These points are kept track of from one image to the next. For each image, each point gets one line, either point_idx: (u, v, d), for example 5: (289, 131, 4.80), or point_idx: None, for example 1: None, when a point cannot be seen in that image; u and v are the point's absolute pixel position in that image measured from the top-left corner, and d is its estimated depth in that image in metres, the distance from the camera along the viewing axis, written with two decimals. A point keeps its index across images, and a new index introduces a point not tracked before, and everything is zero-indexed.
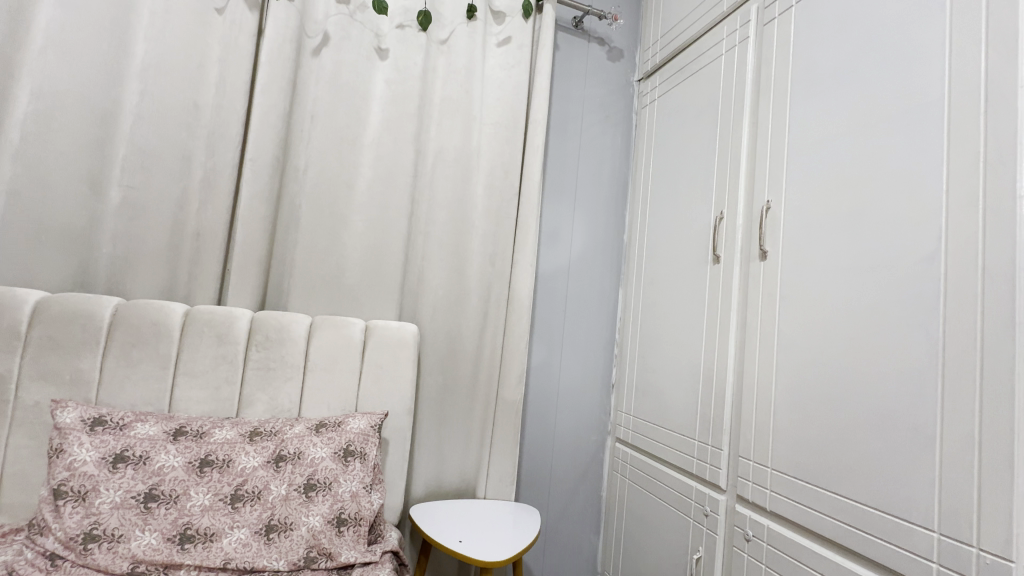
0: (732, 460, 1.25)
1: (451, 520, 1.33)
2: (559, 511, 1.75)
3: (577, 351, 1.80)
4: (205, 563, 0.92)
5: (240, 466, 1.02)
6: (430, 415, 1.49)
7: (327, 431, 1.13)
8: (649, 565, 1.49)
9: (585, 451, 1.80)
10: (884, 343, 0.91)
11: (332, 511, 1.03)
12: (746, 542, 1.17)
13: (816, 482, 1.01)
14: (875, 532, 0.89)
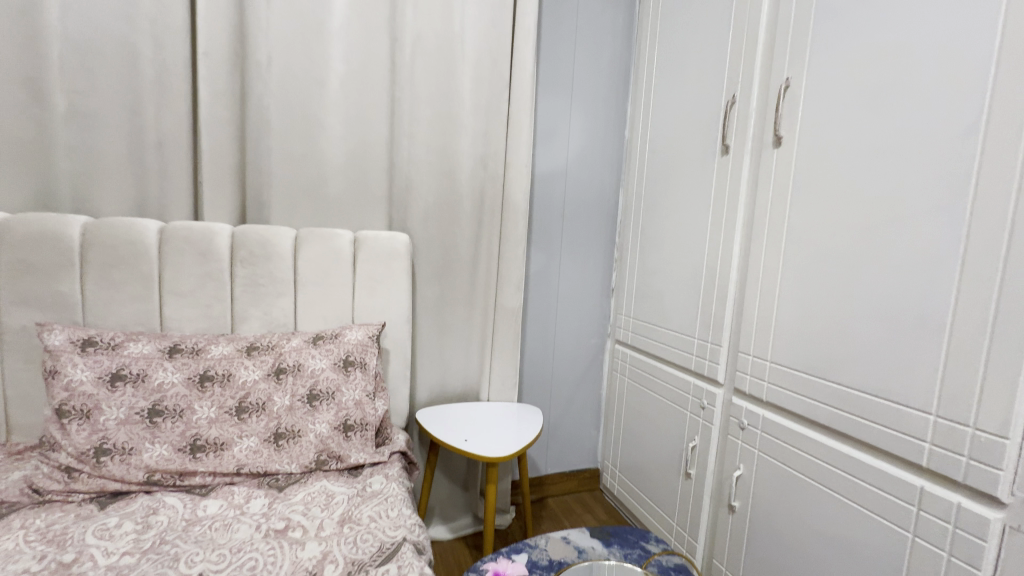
0: (732, 356, 1.26)
1: (456, 421, 1.38)
2: (562, 409, 1.82)
3: (577, 256, 1.76)
4: (219, 470, 0.95)
5: (242, 380, 1.03)
6: (430, 326, 1.48)
7: (324, 343, 1.13)
8: (647, 454, 1.58)
9: (585, 354, 1.83)
10: (900, 230, 0.86)
11: (338, 418, 1.06)
12: (741, 430, 1.21)
13: (813, 372, 1.02)
14: (869, 416, 0.91)
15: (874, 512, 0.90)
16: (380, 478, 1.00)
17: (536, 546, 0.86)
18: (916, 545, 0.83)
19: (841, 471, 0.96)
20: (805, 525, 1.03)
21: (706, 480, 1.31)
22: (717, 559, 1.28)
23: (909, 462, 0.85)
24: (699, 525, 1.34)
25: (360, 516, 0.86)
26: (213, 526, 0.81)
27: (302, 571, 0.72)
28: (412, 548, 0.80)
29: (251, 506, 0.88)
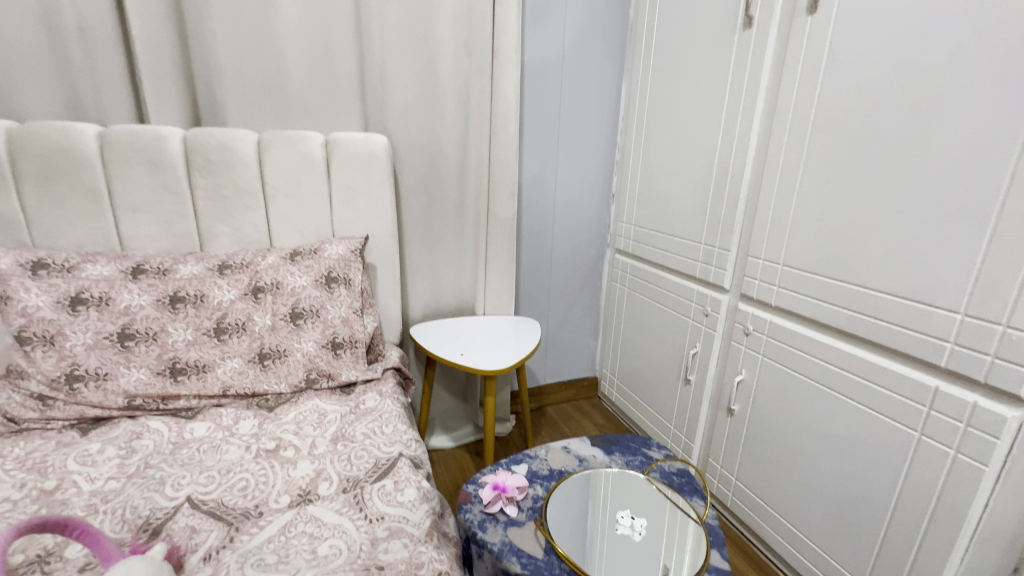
0: (740, 261, 1.19)
1: (451, 336, 1.34)
2: (559, 321, 1.79)
3: (574, 160, 1.62)
4: (204, 392, 0.91)
5: (216, 300, 0.96)
6: (418, 239, 1.38)
7: (303, 258, 1.04)
8: (646, 362, 1.58)
9: (583, 265, 1.76)
10: (952, 107, 0.74)
11: (325, 336, 1.01)
12: (745, 336, 1.17)
13: (830, 273, 0.96)
14: (888, 317, 0.86)
15: (880, 413, 0.88)
16: (374, 394, 0.97)
17: (536, 457, 0.84)
18: (922, 443, 0.82)
19: (849, 373, 0.93)
20: (807, 426, 1.02)
21: (706, 385, 1.31)
22: (713, 458, 1.31)
23: (925, 362, 0.82)
24: (697, 428, 1.36)
25: (354, 433, 0.84)
26: (202, 448, 0.78)
27: (296, 489, 0.70)
28: (409, 463, 0.77)
29: (241, 426, 0.85)
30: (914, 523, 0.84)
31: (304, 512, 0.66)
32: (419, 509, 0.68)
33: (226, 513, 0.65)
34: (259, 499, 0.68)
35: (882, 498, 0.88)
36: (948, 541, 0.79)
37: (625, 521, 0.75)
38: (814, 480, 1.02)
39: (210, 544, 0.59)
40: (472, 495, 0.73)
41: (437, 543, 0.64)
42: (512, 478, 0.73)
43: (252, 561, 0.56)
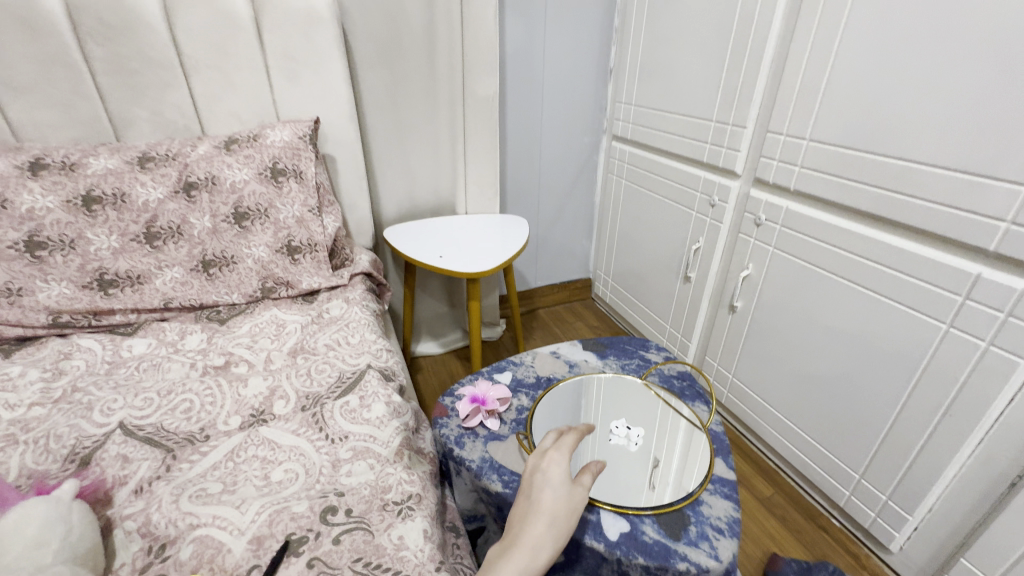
0: (757, 140, 1.03)
1: (429, 237, 1.21)
2: (550, 220, 1.66)
3: (567, 25, 1.36)
4: (143, 305, 0.79)
5: (141, 200, 0.80)
6: (384, 126, 1.18)
7: (241, 148, 0.87)
8: (642, 260, 1.47)
9: (576, 155, 1.58)
10: None
11: (277, 240, 0.88)
12: (756, 227, 1.05)
13: (866, 147, 0.81)
14: (932, 196, 0.73)
15: (904, 304, 0.79)
16: (339, 302, 0.86)
17: (521, 364, 0.76)
18: (949, 336, 0.74)
19: (874, 262, 0.82)
20: (816, 322, 0.95)
21: (707, 282, 1.21)
22: (710, 356, 1.26)
23: (969, 246, 0.71)
24: (695, 326, 1.29)
25: (315, 345, 0.74)
26: (141, 367, 0.68)
27: (248, 409, 0.62)
28: (378, 375, 0.68)
29: (187, 342, 0.75)
30: (925, 417, 0.79)
31: (255, 434, 0.58)
32: (388, 426, 0.60)
33: (165, 439, 0.56)
34: (204, 422, 0.60)
35: (892, 393, 0.83)
36: (960, 435, 0.75)
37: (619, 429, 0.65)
38: (818, 376, 0.96)
39: (142, 476, 0.51)
40: (449, 408, 0.66)
41: (409, 463, 0.56)
42: (493, 390, 0.66)
43: (190, 492, 0.49)
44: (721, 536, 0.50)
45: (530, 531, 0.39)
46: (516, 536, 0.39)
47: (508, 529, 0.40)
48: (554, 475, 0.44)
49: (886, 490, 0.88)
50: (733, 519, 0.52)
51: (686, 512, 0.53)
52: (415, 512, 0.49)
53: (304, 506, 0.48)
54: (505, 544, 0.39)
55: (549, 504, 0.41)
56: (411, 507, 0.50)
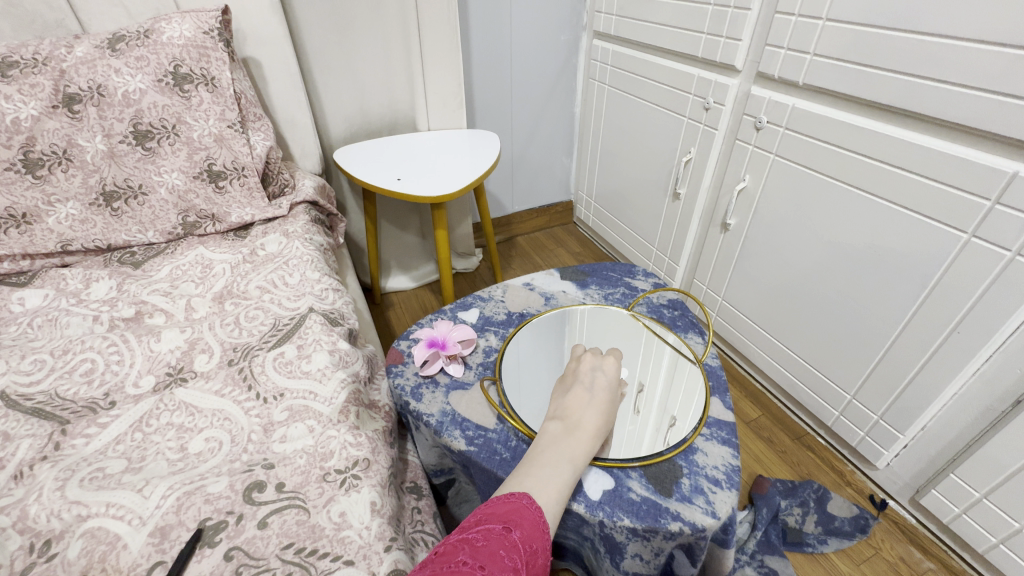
0: (762, 24, 0.87)
1: (386, 159, 1.06)
2: (525, 135, 1.49)
3: None
4: (36, 249, 0.66)
5: (7, 117, 0.63)
6: (320, 21, 0.98)
7: (129, 45, 0.69)
8: (628, 178, 1.35)
9: (552, 58, 1.39)
10: None
11: (194, 164, 0.74)
12: (755, 132, 0.93)
13: (896, 23, 0.67)
14: (969, 81, 0.61)
15: (920, 215, 0.70)
16: (277, 236, 0.74)
17: (490, 299, 0.67)
18: (968, 246, 0.66)
19: (888, 165, 0.72)
20: (819, 237, 0.86)
21: (698, 198, 1.11)
22: (699, 279, 1.19)
23: (1005, 140, 0.61)
24: (683, 248, 1.20)
25: (246, 288, 0.63)
26: (34, 324, 0.57)
27: (163, 367, 0.52)
28: (321, 319, 0.58)
29: (93, 291, 0.63)
30: (930, 335, 0.73)
31: (169, 399, 0.48)
32: (332, 379, 0.51)
33: (60, 410, 0.47)
34: (110, 386, 0.50)
35: (895, 310, 0.77)
36: (967, 353, 0.69)
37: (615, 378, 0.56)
38: (814, 295, 0.90)
39: (23, 458, 0.41)
40: (405, 354, 0.58)
41: (357, 423, 0.48)
42: (455, 331, 0.58)
43: (82, 475, 0.40)
44: (718, 489, 0.45)
45: (595, 422, 0.43)
46: (580, 423, 0.43)
47: (571, 413, 0.44)
48: (613, 376, 0.48)
49: (878, 410, 0.84)
50: (731, 468, 0.47)
51: (679, 463, 0.47)
52: (361, 482, 0.41)
53: (222, 485, 0.39)
54: (568, 427, 0.42)
55: (613, 403, 0.46)
56: (356, 476, 0.42)
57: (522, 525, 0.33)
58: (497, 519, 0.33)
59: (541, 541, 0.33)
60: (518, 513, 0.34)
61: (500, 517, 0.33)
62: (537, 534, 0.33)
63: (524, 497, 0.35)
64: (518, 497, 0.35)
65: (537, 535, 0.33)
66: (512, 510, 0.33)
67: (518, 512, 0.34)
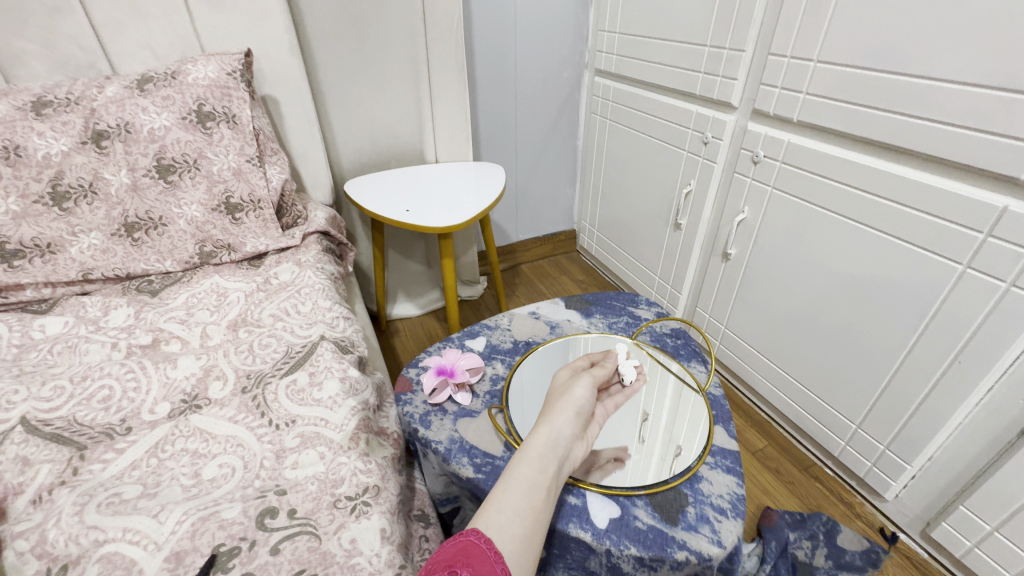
0: (757, 65, 0.91)
1: (395, 191, 1.09)
2: (530, 167, 1.54)
3: None
4: (58, 278, 0.68)
5: (40, 153, 0.67)
6: (336, 61, 1.03)
7: (157, 86, 0.74)
8: (630, 209, 1.38)
9: (556, 93, 1.44)
10: None
11: (213, 197, 0.77)
12: (754, 165, 0.96)
13: (883, 65, 0.71)
14: (956, 119, 0.64)
15: (917, 245, 0.72)
16: (290, 266, 0.76)
17: (496, 327, 0.68)
18: (964, 277, 0.67)
19: (883, 198, 0.75)
20: (820, 268, 0.87)
21: (699, 229, 1.14)
22: (701, 307, 1.20)
23: (995, 175, 0.63)
24: (686, 276, 1.22)
25: (260, 316, 0.65)
26: (54, 351, 0.59)
27: (179, 394, 0.53)
28: (332, 346, 0.60)
29: (112, 319, 0.65)
30: (933, 364, 0.74)
31: (184, 425, 0.49)
32: (343, 407, 0.52)
33: (78, 435, 0.48)
34: (127, 412, 0.51)
35: (897, 339, 0.77)
36: (970, 383, 0.70)
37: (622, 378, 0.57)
38: (816, 323, 0.91)
39: (42, 483, 0.42)
40: (413, 382, 0.59)
41: (366, 449, 0.49)
42: (463, 360, 0.59)
43: (99, 500, 0.41)
44: (723, 518, 0.45)
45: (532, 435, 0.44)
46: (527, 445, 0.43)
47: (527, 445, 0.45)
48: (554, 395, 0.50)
49: (884, 440, 0.84)
50: (736, 497, 0.47)
51: (683, 492, 0.47)
52: (371, 508, 0.42)
53: (235, 511, 0.40)
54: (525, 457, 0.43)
55: (551, 411, 0.46)
56: (366, 503, 0.43)
57: (470, 564, 0.32)
58: (443, 565, 0.32)
59: (495, 570, 0.32)
60: (466, 551, 0.33)
61: (446, 562, 0.32)
62: (489, 566, 0.32)
63: (468, 532, 0.34)
64: (466, 534, 0.34)
65: (490, 567, 0.32)
66: (457, 552, 0.33)
67: (466, 550, 0.33)
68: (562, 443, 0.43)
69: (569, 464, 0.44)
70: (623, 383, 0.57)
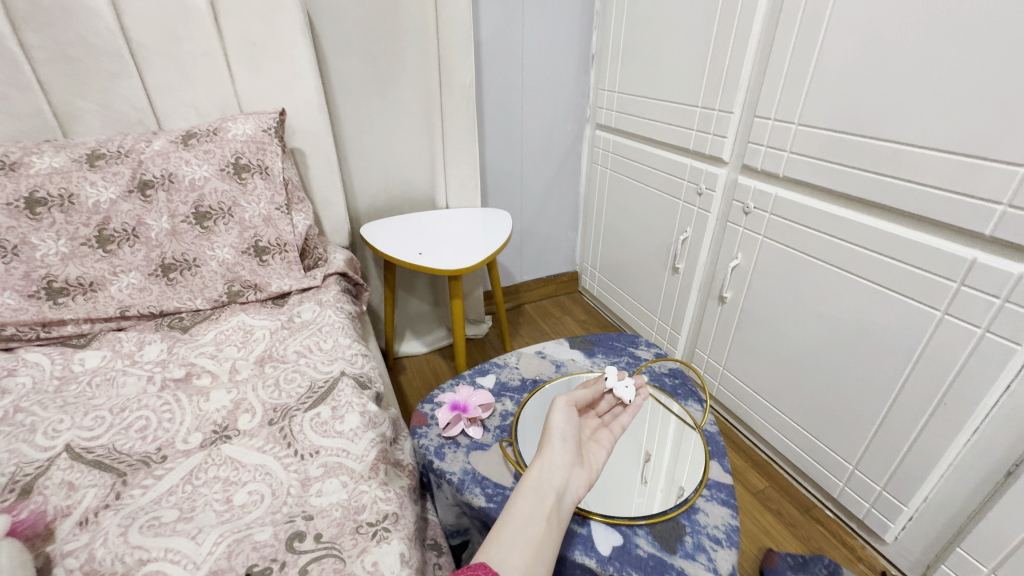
0: (744, 125, 1.00)
1: (408, 235, 1.16)
2: (534, 212, 1.62)
3: (544, 11, 1.32)
4: (98, 314, 0.74)
5: (91, 201, 0.74)
6: (358, 118, 1.13)
7: (200, 141, 0.82)
8: (630, 253, 1.45)
9: (559, 145, 1.54)
10: None
11: (244, 240, 0.83)
12: (744, 215, 1.03)
13: (856, 130, 0.78)
14: (925, 180, 0.71)
15: (899, 292, 0.77)
16: (312, 305, 0.82)
17: (504, 365, 0.72)
18: (943, 324, 0.72)
19: (864, 249, 0.81)
20: (810, 312, 0.92)
21: (695, 273, 1.19)
22: (700, 348, 1.24)
23: (963, 231, 0.69)
24: (684, 318, 1.27)
25: (285, 352, 0.70)
26: (93, 383, 0.63)
27: (210, 425, 0.57)
28: (352, 382, 0.64)
29: (146, 353, 0.69)
30: (921, 406, 0.77)
31: (217, 454, 0.53)
32: (363, 438, 0.56)
33: (117, 462, 0.51)
34: (162, 441, 0.55)
35: (885, 382, 0.81)
36: (956, 425, 0.73)
37: (622, 399, 0.60)
38: (810, 365, 0.94)
39: (88, 505, 0.46)
40: (428, 416, 0.63)
41: (385, 479, 0.52)
42: (475, 396, 0.63)
43: (141, 522, 0.44)
44: (719, 547, 0.48)
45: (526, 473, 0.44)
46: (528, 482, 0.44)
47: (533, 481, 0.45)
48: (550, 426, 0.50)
49: (880, 480, 0.86)
50: (731, 528, 0.50)
51: (682, 522, 0.51)
52: (391, 534, 0.45)
53: (267, 534, 0.43)
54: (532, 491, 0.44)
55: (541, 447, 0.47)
56: (386, 529, 0.46)
57: None
58: None
59: None
60: None
61: None
62: None
63: (475, 567, 0.35)
64: (475, 567, 0.35)
65: None
66: None
67: None
68: (555, 474, 0.44)
69: (570, 493, 0.44)
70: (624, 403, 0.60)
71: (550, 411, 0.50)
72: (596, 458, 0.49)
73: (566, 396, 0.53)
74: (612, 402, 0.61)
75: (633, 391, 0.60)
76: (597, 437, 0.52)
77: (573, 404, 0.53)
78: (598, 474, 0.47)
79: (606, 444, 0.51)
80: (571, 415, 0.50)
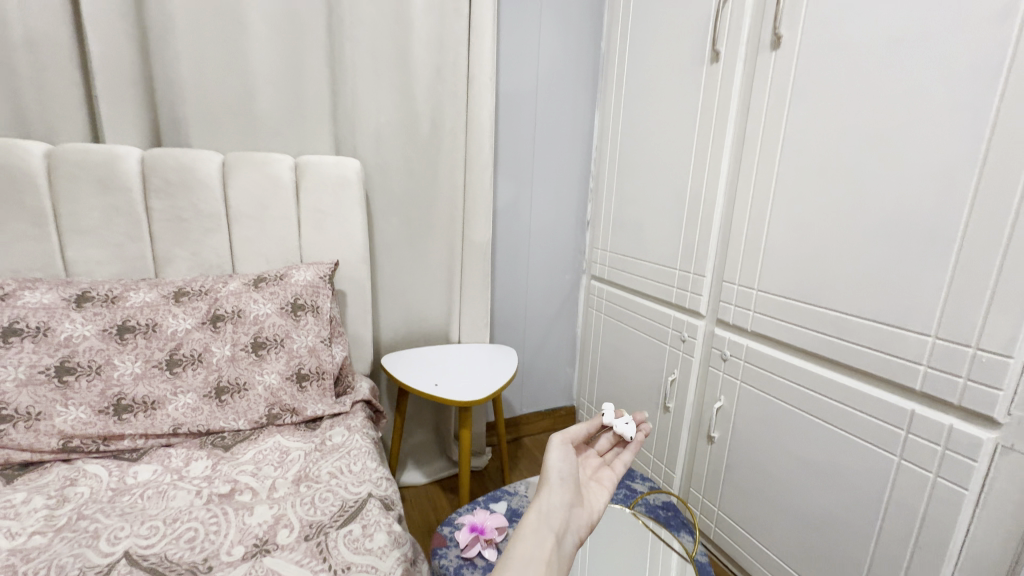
0: (715, 287, 1.20)
1: (425, 366, 1.28)
2: (536, 348, 1.77)
3: (549, 188, 1.64)
4: (153, 431, 0.82)
5: (170, 330, 0.88)
6: (392, 266, 1.34)
7: (268, 285, 0.99)
8: (624, 390, 1.56)
9: (559, 291, 1.76)
10: (903, 146, 0.78)
11: (289, 368, 0.95)
12: (723, 361, 1.18)
13: (803, 298, 0.97)
14: (863, 343, 0.86)
15: (862, 438, 0.88)
16: (342, 430, 0.91)
17: (515, 493, 0.80)
18: (902, 469, 0.82)
19: (826, 396, 0.93)
20: (791, 454, 1.01)
21: (685, 412, 1.30)
22: (695, 488, 1.29)
23: (899, 385, 0.82)
24: (677, 456, 1.34)
25: (319, 473, 0.77)
26: (145, 495, 0.70)
27: (252, 538, 0.63)
28: (379, 504, 0.72)
29: (192, 469, 0.77)
30: (899, 549, 0.82)
31: (260, 565, 0.58)
32: (389, 556, 0.62)
33: (169, 569, 0.57)
34: (208, 552, 0.60)
35: (865, 524, 0.87)
36: (934, 570, 0.77)
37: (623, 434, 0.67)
38: (797, 506, 1.00)
39: None
40: (448, 538, 0.69)
41: None
42: (491, 519, 0.71)
43: None
44: None
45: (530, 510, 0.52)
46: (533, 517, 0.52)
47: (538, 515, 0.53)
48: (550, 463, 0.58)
49: None
50: None
51: None
52: None
53: None
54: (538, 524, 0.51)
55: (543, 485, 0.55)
56: None
57: None
58: None
59: None
60: None
61: None
62: None
63: None
64: None
65: None
66: None
67: None
68: (553, 516, 0.52)
69: (566, 535, 0.52)
70: (626, 438, 0.67)
71: (547, 451, 0.59)
72: (593, 501, 0.59)
73: (562, 434, 0.61)
74: (610, 440, 0.69)
75: (632, 428, 0.67)
76: (598, 478, 0.63)
77: (569, 441, 0.61)
78: (596, 515, 0.57)
79: (605, 485, 0.62)
80: (566, 455, 0.59)
